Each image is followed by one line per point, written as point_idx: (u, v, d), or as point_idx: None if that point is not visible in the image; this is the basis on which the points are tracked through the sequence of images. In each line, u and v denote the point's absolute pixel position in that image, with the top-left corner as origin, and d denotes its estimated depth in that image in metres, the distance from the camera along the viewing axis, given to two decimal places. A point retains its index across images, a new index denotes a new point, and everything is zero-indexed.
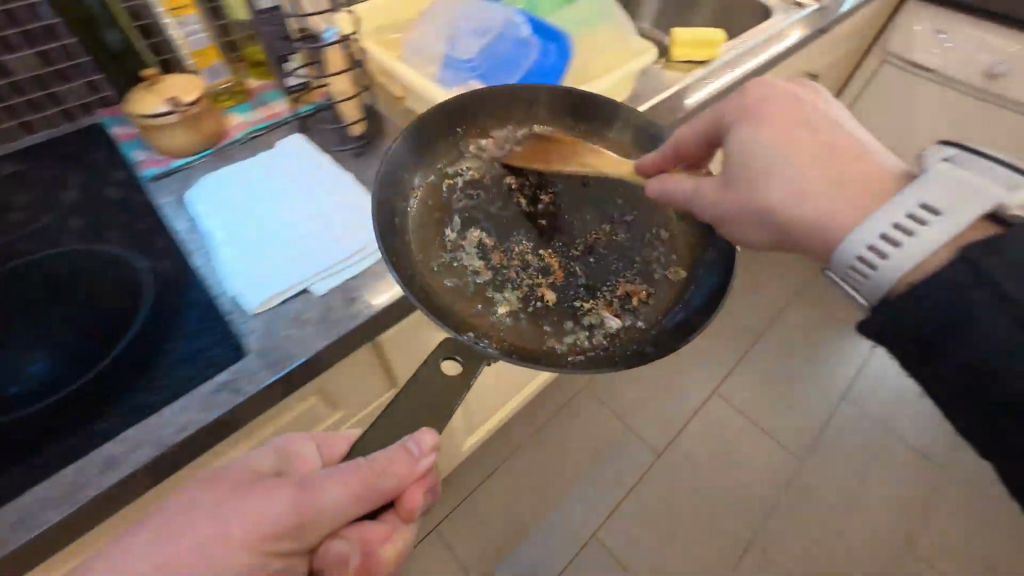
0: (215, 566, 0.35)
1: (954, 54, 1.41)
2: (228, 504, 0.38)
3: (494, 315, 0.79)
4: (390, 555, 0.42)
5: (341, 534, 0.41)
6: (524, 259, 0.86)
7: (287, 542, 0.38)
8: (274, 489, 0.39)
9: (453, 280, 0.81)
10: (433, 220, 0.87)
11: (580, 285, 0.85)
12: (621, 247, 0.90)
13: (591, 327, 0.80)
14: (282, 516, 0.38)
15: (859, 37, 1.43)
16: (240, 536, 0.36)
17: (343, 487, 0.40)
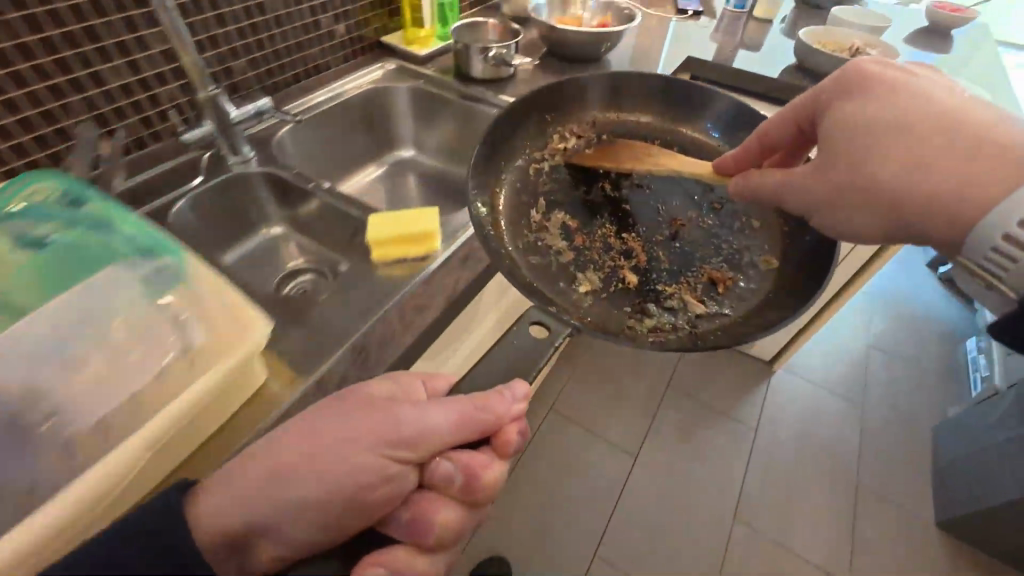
0: (347, 465, 0.40)
1: None
2: (357, 417, 0.43)
3: (574, 293, 0.78)
4: (489, 478, 0.45)
5: (447, 456, 0.44)
6: (607, 241, 0.86)
7: (405, 451, 0.42)
8: (394, 408, 0.44)
9: (537, 257, 0.83)
10: (519, 201, 0.90)
11: (663, 269, 0.83)
12: (706, 235, 0.88)
13: (676, 310, 0.77)
14: (403, 430, 0.42)
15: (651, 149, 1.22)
16: (370, 441, 0.41)
17: (451, 411, 0.45)
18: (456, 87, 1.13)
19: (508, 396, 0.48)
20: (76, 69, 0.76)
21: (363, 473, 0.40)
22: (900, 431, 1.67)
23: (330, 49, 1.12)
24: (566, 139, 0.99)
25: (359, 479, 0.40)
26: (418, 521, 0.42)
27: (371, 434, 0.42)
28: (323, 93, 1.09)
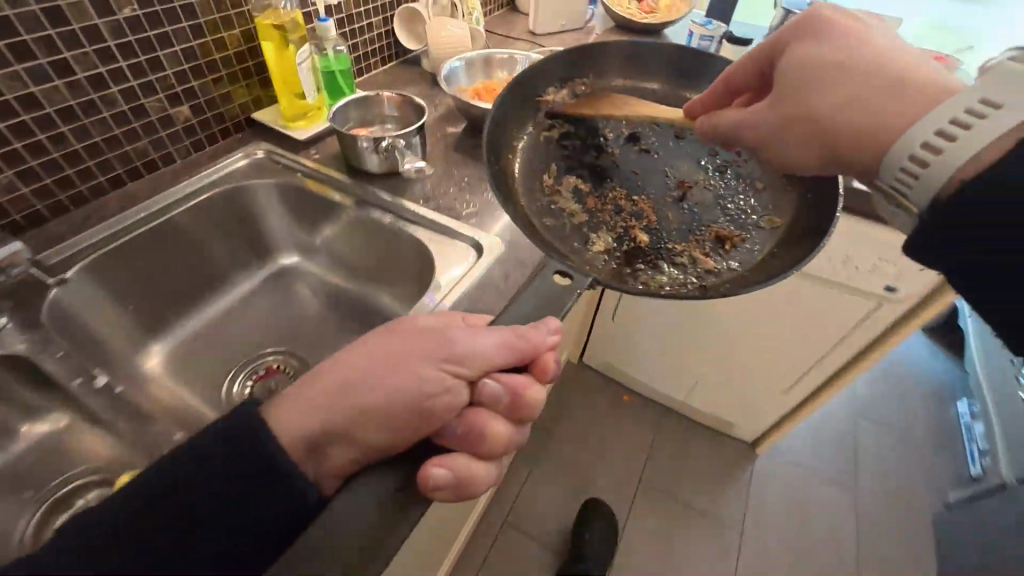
0: (419, 376, 0.49)
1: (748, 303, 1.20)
2: (417, 339, 0.52)
3: (586, 252, 0.82)
4: (535, 399, 0.53)
5: (494, 378, 0.52)
6: (619, 203, 0.91)
7: (464, 369, 0.50)
8: (449, 333, 0.52)
9: (551, 217, 0.87)
10: (535, 168, 0.94)
11: (673, 228, 0.87)
12: (712, 197, 0.93)
13: (687, 267, 0.82)
14: (460, 350, 0.51)
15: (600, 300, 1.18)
16: (435, 357, 0.50)
17: (496, 337, 0.53)
18: (352, 187, 1.00)
19: (543, 329, 0.55)
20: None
21: (428, 383, 0.49)
22: (899, 524, 1.64)
23: (170, 139, 0.98)
24: (559, 95, 1.04)
25: (427, 388, 0.49)
26: (473, 432, 0.50)
27: (428, 352, 0.51)
28: (181, 185, 0.97)
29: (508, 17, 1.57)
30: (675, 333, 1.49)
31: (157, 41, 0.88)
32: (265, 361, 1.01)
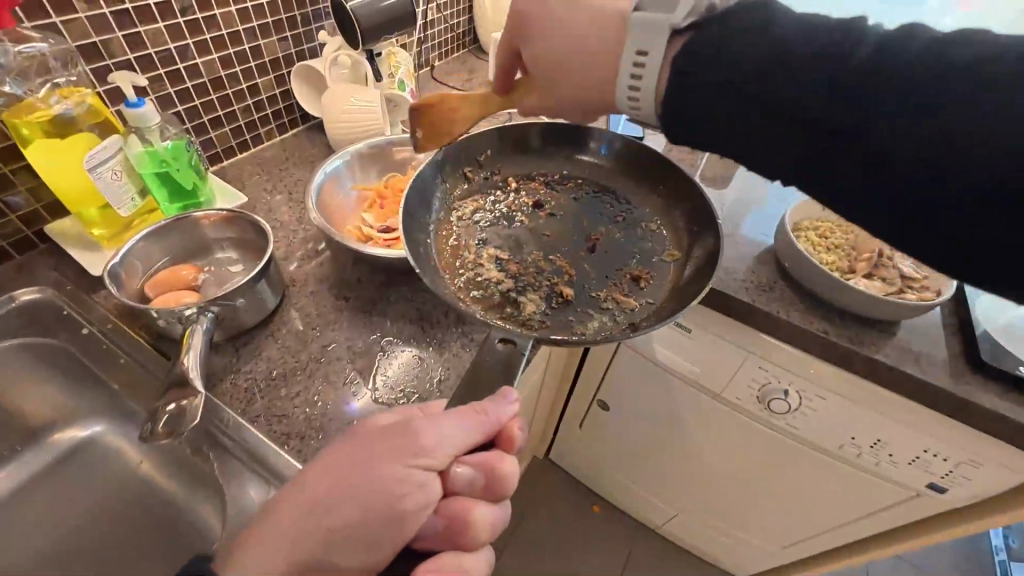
0: (377, 481, 0.32)
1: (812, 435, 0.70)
2: (378, 438, 0.34)
3: (520, 322, 0.54)
4: (511, 471, 0.36)
5: (465, 462, 0.36)
6: (534, 262, 0.61)
7: (438, 458, 0.34)
8: (406, 424, 0.35)
9: (480, 290, 0.57)
10: (451, 244, 0.62)
11: (589, 271, 0.60)
12: (613, 242, 0.64)
13: (611, 312, 0.56)
14: (425, 440, 0.34)
15: (556, 372, 0.88)
16: (401, 452, 0.33)
17: (463, 420, 0.36)
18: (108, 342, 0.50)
19: (502, 398, 0.38)
20: None
21: (397, 484, 0.32)
22: None
23: None
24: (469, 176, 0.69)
25: (393, 490, 0.32)
26: (456, 523, 0.34)
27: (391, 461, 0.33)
28: None
29: (469, 62, 1.09)
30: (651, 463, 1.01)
31: None
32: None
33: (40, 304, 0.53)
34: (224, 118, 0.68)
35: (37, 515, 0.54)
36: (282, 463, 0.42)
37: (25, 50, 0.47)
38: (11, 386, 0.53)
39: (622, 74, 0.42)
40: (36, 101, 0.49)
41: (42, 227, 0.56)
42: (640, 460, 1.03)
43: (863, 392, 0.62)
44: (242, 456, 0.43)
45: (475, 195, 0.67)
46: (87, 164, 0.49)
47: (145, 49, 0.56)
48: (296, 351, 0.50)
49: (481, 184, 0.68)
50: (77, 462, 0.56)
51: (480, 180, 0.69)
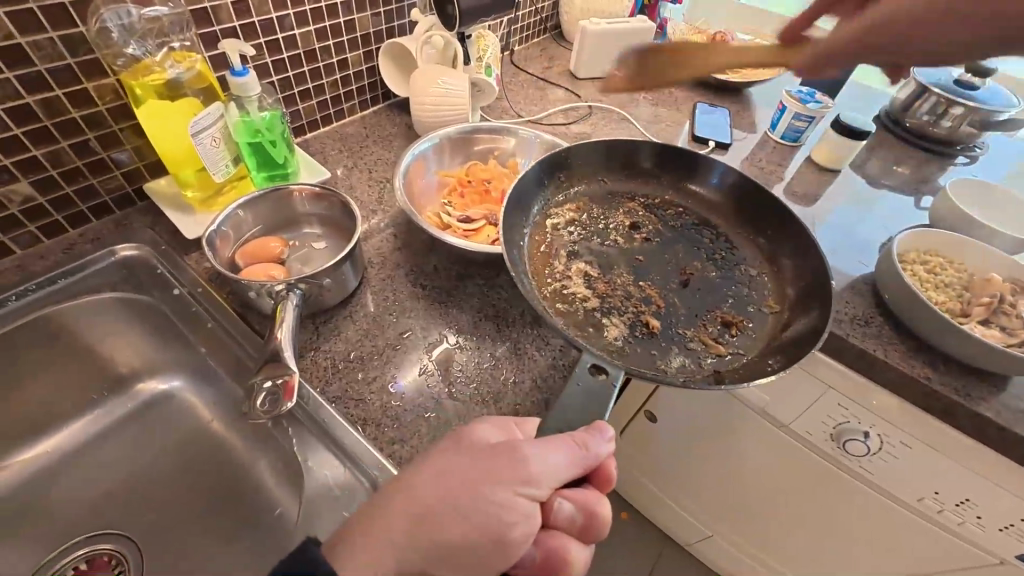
0: (483, 508, 0.31)
1: (888, 481, 0.65)
2: (484, 457, 0.32)
3: (602, 347, 0.50)
4: (609, 514, 0.34)
5: (564, 495, 0.34)
6: (622, 284, 0.56)
7: (541, 490, 0.32)
8: (512, 445, 0.33)
9: (565, 304, 0.53)
10: (539, 250, 0.59)
11: (680, 305, 0.55)
12: (709, 281, 0.58)
13: (697, 354, 0.50)
14: (531, 469, 0.32)
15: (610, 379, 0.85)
16: (506, 477, 0.32)
17: (564, 450, 0.33)
18: (197, 304, 0.51)
19: (599, 433, 0.35)
20: None
21: (503, 512, 0.31)
22: None
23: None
24: (568, 188, 0.66)
25: (501, 516, 0.31)
26: (552, 559, 0.32)
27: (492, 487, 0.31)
28: (23, 282, 0.51)
29: (550, 49, 1.05)
30: (693, 480, 0.98)
31: (43, 106, 0.47)
32: (75, 557, 0.52)
33: (136, 261, 0.55)
34: (312, 91, 0.68)
35: (118, 457, 0.57)
36: (361, 452, 0.41)
37: (148, 13, 0.48)
38: (106, 335, 0.55)
39: None
40: (152, 64, 0.50)
41: (142, 184, 0.58)
42: (682, 475, 1.00)
43: (956, 448, 0.57)
44: (324, 455, 0.42)
45: (569, 207, 0.64)
46: (192, 128, 0.50)
47: (250, 18, 0.56)
48: (374, 359, 0.48)
49: (574, 201, 0.65)
50: (156, 414, 0.58)
51: (574, 197, 0.66)
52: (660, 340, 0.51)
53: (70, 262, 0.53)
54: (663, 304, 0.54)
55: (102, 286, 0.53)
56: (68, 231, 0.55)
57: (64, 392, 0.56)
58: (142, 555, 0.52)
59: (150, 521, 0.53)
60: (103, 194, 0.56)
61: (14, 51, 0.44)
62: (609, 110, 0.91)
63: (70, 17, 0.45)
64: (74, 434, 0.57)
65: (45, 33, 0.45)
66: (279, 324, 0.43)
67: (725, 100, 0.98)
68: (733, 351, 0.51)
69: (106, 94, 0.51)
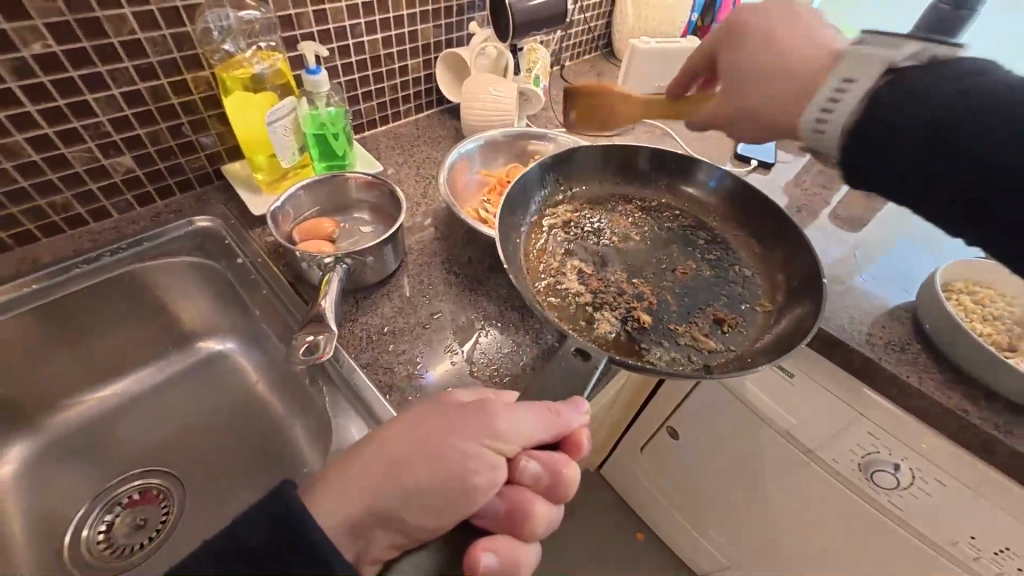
0: (453, 457, 0.34)
1: (919, 517, 0.61)
2: (454, 414, 0.36)
3: (594, 339, 0.50)
4: (574, 476, 0.36)
5: (531, 454, 0.36)
6: (616, 281, 0.57)
7: (508, 445, 0.35)
8: (484, 404, 0.36)
9: (557, 297, 0.54)
10: (537, 248, 0.60)
11: (672, 301, 0.55)
12: (700, 282, 0.58)
13: (685, 349, 0.51)
14: (500, 425, 0.35)
15: (632, 386, 0.86)
16: (476, 433, 0.35)
17: (535, 414, 0.37)
18: (258, 274, 0.57)
19: (575, 406, 0.39)
20: None
21: (469, 460, 0.34)
22: None
23: (99, 203, 0.59)
24: (567, 193, 0.66)
25: (465, 463, 0.34)
26: (514, 512, 0.34)
27: (456, 441, 0.34)
28: (114, 240, 0.59)
29: (599, 65, 1.09)
30: (712, 503, 0.96)
31: (151, 94, 0.55)
32: (131, 487, 0.58)
33: (208, 231, 0.62)
34: (374, 93, 0.74)
35: (177, 407, 0.63)
36: (381, 408, 0.45)
37: (243, 16, 0.56)
38: (177, 296, 0.62)
39: (810, 109, 0.45)
40: (241, 60, 0.57)
41: (220, 166, 0.66)
42: (702, 498, 0.98)
43: (997, 490, 0.54)
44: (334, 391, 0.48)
45: (575, 209, 0.65)
46: (268, 117, 0.57)
47: (328, 25, 0.63)
48: (386, 325, 0.52)
49: (576, 202, 0.66)
50: (212, 369, 0.65)
51: (571, 197, 0.67)
52: (646, 334, 0.52)
53: (155, 227, 0.61)
54: (648, 299, 0.55)
55: (180, 250, 0.60)
56: (157, 201, 0.63)
57: (137, 343, 0.63)
58: (187, 494, 0.57)
59: (198, 464, 0.59)
60: (188, 172, 0.64)
61: (134, 44, 0.52)
62: (653, 125, 0.93)
63: (181, 17, 0.53)
64: (143, 377, 0.64)
65: (160, 30, 0.52)
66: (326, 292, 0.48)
67: None
68: (720, 351, 0.51)
69: (201, 85, 0.58)
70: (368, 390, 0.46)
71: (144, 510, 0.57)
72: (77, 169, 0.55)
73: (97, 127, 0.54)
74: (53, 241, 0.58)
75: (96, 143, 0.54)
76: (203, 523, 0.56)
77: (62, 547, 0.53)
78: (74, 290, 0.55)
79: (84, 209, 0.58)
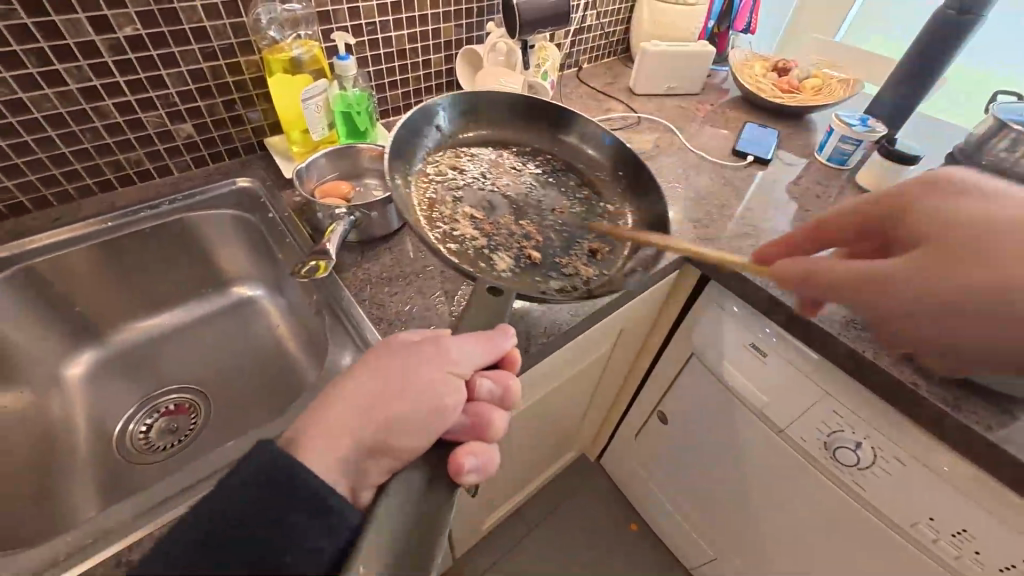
0: (420, 385, 0.38)
1: (883, 495, 0.62)
2: (409, 351, 0.40)
3: (495, 274, 0.57)
4: (520, 387, 0.43)
5: (482, 376, 0.41)
6: (505, 225, 0.64)
7: (464, 369, 0.40)
8: (429, 340, 0.41)
9: (456, 244, 0.60)
10: (432, 196, 0.66)
11: (553, 236, 0.64)
12: (573, 220, 0.67)
13: (571, 278, 0.59)
14: (452, 354, 0.40)
15: (621, 365, 0.91)
16: (433, 363, 0.39)
17: (479, 341, 0.42)
18: (286, 227, 0.67)
19: (502, 332, 0.44)
20: (69, 106, 0.59)
21: (437, 385, 0.38)
22: None
23: (162, 162, 0.71)
24: (457, 146, 0.75)
25: (433, 390, 0.38)
26: (480, 424, 0.39)
27: (422, 375, 0.38)
28: (172, 193, 0.70)
29: (615, 68, 1.16)
30: (699, 491, 0.98)
31: (210, 72, 0.67)
32: (169, 403, 0.68)
33: (247, 190, 0.73)
34: (399, 82, 0.84)
35: (211, 342, 0.74)
36: (370, 335, 0.53)
37: (287, 8, 0.66)
38: (220, 245, 0.73)
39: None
40: (283, 46, 0.68)
41: (264, 138, 0.77)
42: (690, 487, 1.00)
43: (954, 468, 0.55)
44: (335, 324, 0.56)
45: (464, 158, 0.73)
46: (303, 95, 0.67)
47: (360, 20, 0.73)
48: (386, 273, 0.61)
49: (463, 150, 0.75)
50: (243, 312, 0.76)
51: (464, 150, 0.75)
52: (537, 269, 0.59)
53: (205, 185, 0.72)
54: (529, 236, 0.63)
55: (224, 206, 0.71)
56: (209, 164, 0.75)
57: (185, 284, 0.74)
58: (211, 413, 0.67)
59: (222, 388, 0.69)
60: (236, 141, 0.75)
61: (201, 30, 0.63)
62: (657, 123, 0.98)
63: (240, 9, 0.64)
64: (186, 314, 0.75)
65: (222, 19, 0.64)
66: (331, 243, 0.56)
67: (780, 125, 1.01)
68: (602, 277, 0.60)
69: (251, 67, 0.70)
70: (362, 322, 0.55)
71: (177, 422, 0.67)
72: (150, 131, 0.67)
73: (167, 98, 0.65)
74: (125, 191, 0.70)
75: (166, 111, 0.66)
76: (222, 435, 0.65)
77: (110, 443, 0.64)
78: (136, 230, 0.66)
79: (152, 166, 0.70)
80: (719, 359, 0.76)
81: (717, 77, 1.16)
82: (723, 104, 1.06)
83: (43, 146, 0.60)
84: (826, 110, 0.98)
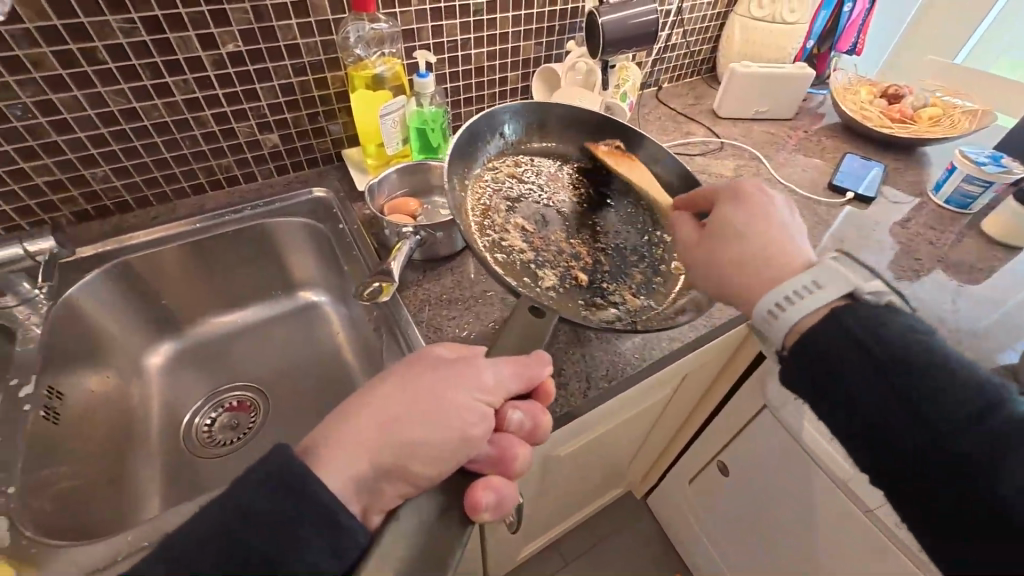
0: (448, 409, 0.36)
1: None
2: (446, 368, 0.38)
3: (538, 291, 0.55)
4: (548, 424, 0.41)
5: (512, 406, 0.40)
6: (556, 240, 0.62)
7: (496, 396, 0.38)
8: (467, 360, 0.39)
9: (502, 254, 0.59)
10: (487, 204, 0.65)
11: (603, 259, 0.61)
12: (625, 243, 0.63)
13: (616, 306, 0.56)
14: (486, 378, 0.38)
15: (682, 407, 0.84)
16: (468, 386, 0.37)
17: (516, 368, 0.40)
18: (355, 242, 0.68)
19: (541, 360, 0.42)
20: (172, 115, 0.64)
21: (468, 411, 0.36)
22: None
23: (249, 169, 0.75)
24: (519, 156, 0.73)
25: (463, 415, 0.36)
26: (504, 458, 0.37)
27: (454, 398, 0.36)
28: (255, 199, 0.74)
29: (699, 89, 1.09)
30: (759, 554, 0.89)
31: (298, 86, 0.69)
32: (234, 398, 0.71)
33: (322, 200, 0.75)
34: (474, 99, 0.84)
35: (276, 343, 0.76)
36: None
37: (374, 27, 0.67)
38: (293, 251, 0.76)
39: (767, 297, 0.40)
40: (368, 63, 0.69)
41: (341, 149, 0.80)
42: (749, 546, 0.91)
43: None
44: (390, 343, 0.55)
45: (525, 167, 0.71)
46: (382, 111, 0.68)
47: (442, 38, 0.74)
48: (447, 294, 0.60)
49: (527, 160, 0.73)
50: (308, 316, 0.78)
51: (525, 160, 0.73)
52: (582, 290, 0.56)
53: (286, 194, 0.75)
54: (576, 254, 0.61)
55: (302, 214, 0.74)
56: (291, 172, 0.78)
57: (259, 285, 0.77)
58: (269, 413, 0.69)
59: (283, 389, 0.71)
60: (317, 152, 0.78)
61: (294, 47, 0.66)
62: (742, 149, 0.91)
63: (331, 27, 0.66)
64: (256, 314, 0.78)
65: (314, 37, 0.66)
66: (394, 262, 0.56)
67: (887, 157, 0.90)
68: (652, 308, 0.56)
69: (336, 82, 0.72)
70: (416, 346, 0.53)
71: (238, 418, 0.69)
72: (241, 140, 0.71)
73: (258, 110, 0.69)
74: (214, 195, 0.74)
75: (256, 122, 0.70)
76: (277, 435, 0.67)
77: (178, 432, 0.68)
78: (220, 233, 0.70)
79: (240, 172, 0.74)
80: (795, 417, 0.69)
81: (814, 101, 1.06)
82: (819, 131, 0.97)
83: (145, 151, 0.65)
84: (945, 143, 0.87)
